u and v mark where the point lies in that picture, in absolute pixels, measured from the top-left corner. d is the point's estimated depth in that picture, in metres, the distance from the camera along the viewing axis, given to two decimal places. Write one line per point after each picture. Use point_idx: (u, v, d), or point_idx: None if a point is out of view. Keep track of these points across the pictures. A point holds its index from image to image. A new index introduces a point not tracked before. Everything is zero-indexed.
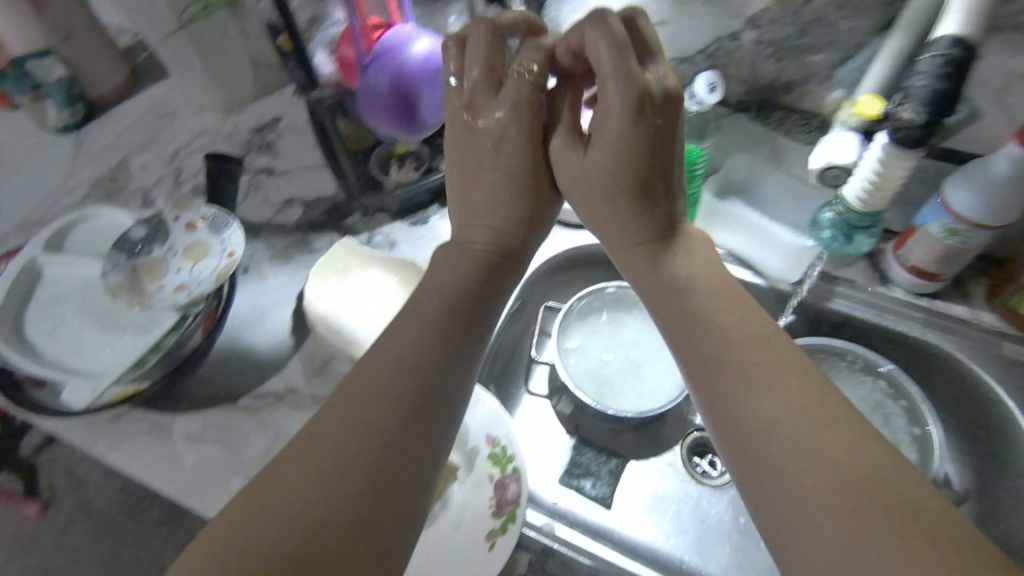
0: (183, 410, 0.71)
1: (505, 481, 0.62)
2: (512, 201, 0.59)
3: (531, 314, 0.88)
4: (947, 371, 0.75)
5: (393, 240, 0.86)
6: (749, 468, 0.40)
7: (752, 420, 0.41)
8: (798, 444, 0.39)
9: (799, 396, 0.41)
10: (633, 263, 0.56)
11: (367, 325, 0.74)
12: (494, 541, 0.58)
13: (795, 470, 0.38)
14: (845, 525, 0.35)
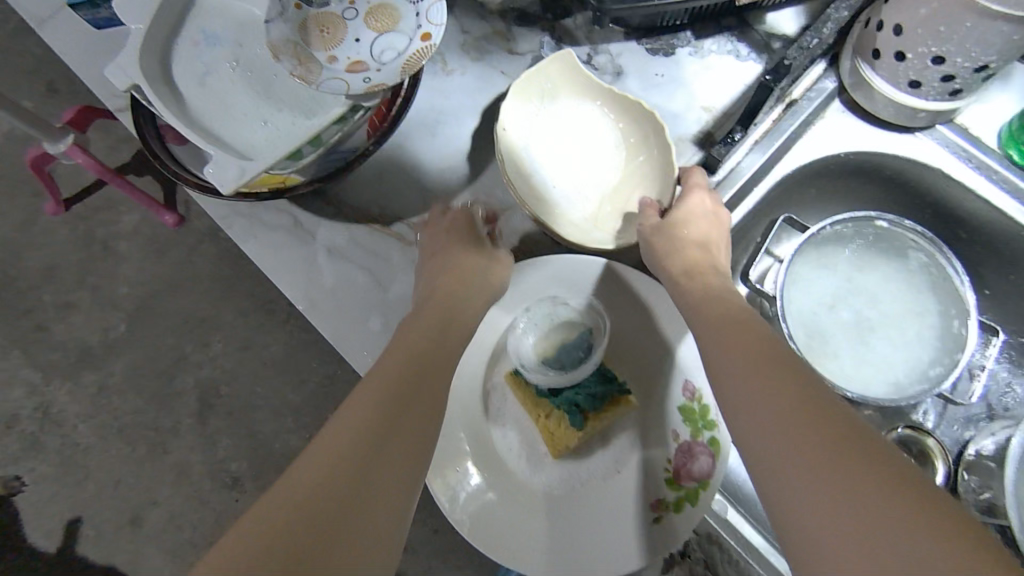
0: (331, 216, 0.60)
1: (694, 450, 0.49)
2: (442, 294, 0.52)
3: (762, 218, 0.64)
4: None
5: (621, 69, 0.64)
6: (765, 463, 0.35)
7: (762, 418, 0.36)
8: (801, 455, 0.33)
9: (779, 392, 0.36)
10: (691, 302, 0.48)
11: (565, 180, 0.57)
12: (661, 515, 0.48)
13: (811, 465, 0.32)
14: (851, 507, 0.30)
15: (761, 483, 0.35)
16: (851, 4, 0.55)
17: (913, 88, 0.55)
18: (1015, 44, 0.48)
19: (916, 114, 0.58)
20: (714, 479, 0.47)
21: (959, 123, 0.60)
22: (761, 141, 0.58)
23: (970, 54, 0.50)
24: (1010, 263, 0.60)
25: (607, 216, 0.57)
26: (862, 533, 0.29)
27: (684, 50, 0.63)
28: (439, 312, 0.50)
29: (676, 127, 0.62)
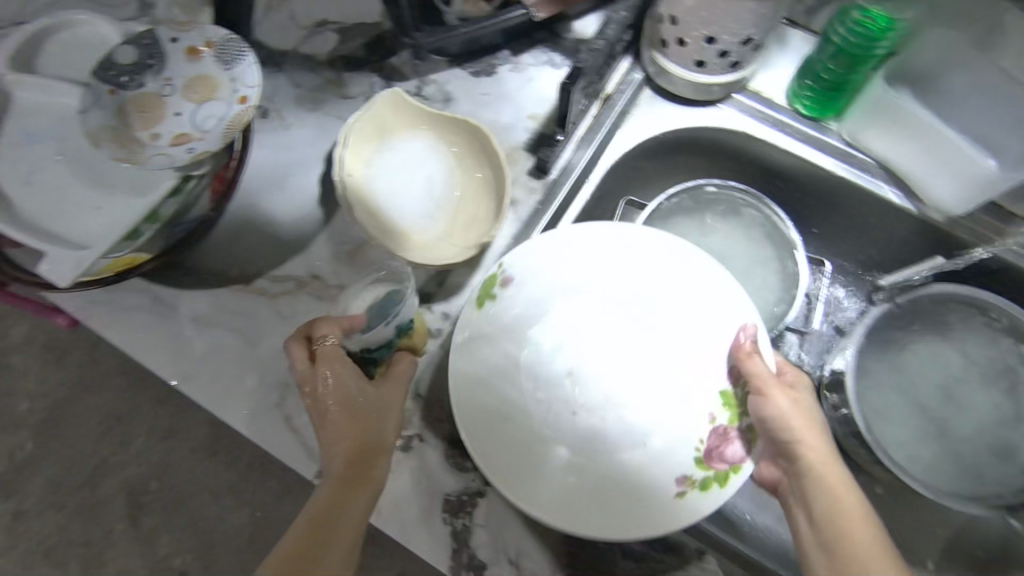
0: (191, 284, 0.60)
1: (732, 435, 0.52)
2: (341, 383, 0.50)
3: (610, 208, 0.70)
4: None
5: (449, 94, 0.68)
6: (835, 554, 0.46)
7: (834, 529, 0.47)
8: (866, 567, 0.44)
9: (848, 505, 0.47)
10: (762, 414, 0.51)
11: (407, 205, 0.60)
12: (686, 490, 0.50)
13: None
14: None
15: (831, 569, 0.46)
16: (629, 4, 0.60)
17: (699, 67, 0.62)
18: (762, 15, 0.55)
19: (712, 89, 0.63)
20: (751, 464, 0.50)
21: (754, 90, 0.66)
22: (583, 139, 0.64)
23: (732, 31, 0.56)
24: (823, 203, 0.67)
25: (460, 230, 0.59)
26: None
27: (503, 67, 0.68)
28: (351, 404, 0.50)
29: (511, 137, 0.65)
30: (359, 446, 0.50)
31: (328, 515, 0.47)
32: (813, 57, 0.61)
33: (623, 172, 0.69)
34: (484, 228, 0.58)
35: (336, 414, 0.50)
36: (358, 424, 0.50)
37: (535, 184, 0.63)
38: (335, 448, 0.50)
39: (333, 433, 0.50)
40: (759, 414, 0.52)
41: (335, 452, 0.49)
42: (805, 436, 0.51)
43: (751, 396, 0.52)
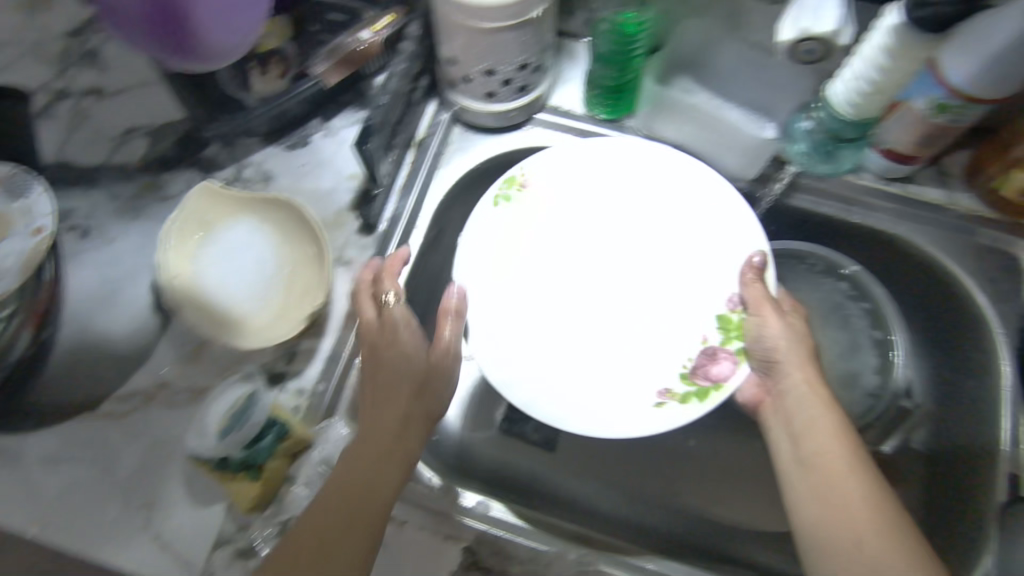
0: (33, 426, 0.58)
1: (720, 355, 0.60)
2: (393, 390, 0.53)
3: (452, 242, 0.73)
4: (921, 269, 0.68)
5: (269, 172, 0.69)
6: (823, 469, 0.51)
7: (817, 450, 0.52)
8: (852, 479, 0.50)
9: (837, 429, 0.53)
10: (791, 333, 0.57)
11: (239, 290, 0.61)
12: (686, 396, 0.58)
13: (849, 496, 0.49)
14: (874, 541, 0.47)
15: (819, 480, 0.51)
16: (406, 55, 0.61)
17: (491, 98, 0.65)
18: (528, 44, 0.59)
19: (509, 114, 0.67)
20: (729, 381, 0.58)
21: (551, 106, 0.70)
22: (405, 186, 0.67)
23: (504, 62, 0.60)
24: None
25: (294, 305, 0.60)
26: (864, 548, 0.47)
27: (316, 135, 0.70)
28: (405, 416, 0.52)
29: (335, 201, 0.67)
30: (383, 482, 0.49)
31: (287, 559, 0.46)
32: (595, 75, 0.64)
33: (459, 206, 0.73)
34: (313, 300, 0.59)
35: (368, 452, 0.50)
36: (380, 474, 0.49)
37: (367, 240, 0.65)
38: (333, 498, 0.48)
39: (350, 489, 0.49)
40: (791, 333, 0.57)
41: (324, 502, 0.48)
42: (801, 363, 0.56)
43: (749, 316, 0.59)
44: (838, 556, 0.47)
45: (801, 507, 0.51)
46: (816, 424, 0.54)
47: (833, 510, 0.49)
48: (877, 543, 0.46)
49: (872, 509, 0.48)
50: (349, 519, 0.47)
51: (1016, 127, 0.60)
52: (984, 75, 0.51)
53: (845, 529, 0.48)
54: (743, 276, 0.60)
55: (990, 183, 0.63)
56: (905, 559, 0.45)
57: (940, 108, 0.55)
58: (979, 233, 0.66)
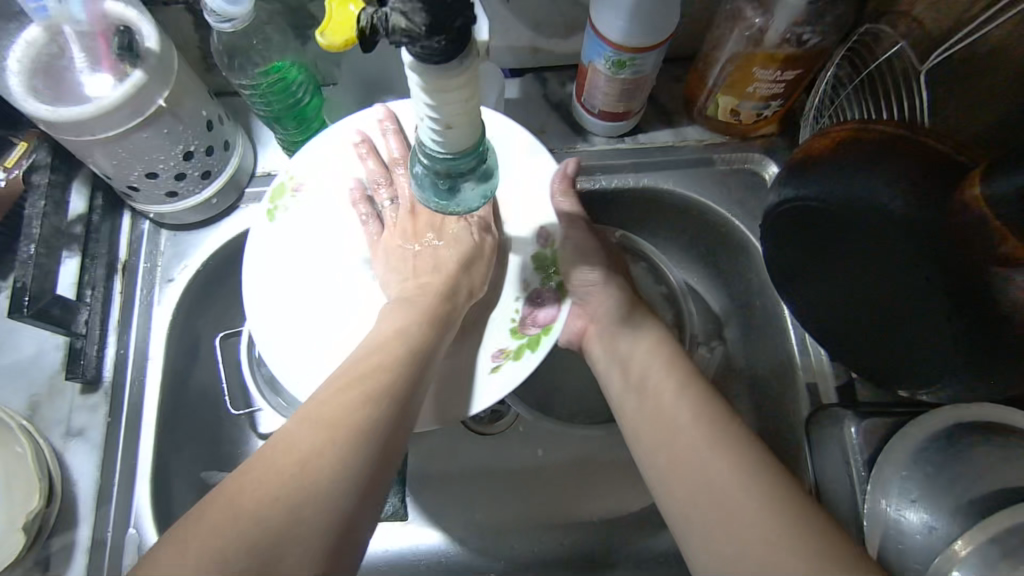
0: None
1: (544, 296, 0.53)
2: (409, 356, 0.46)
3: (210, 354, 0.64)
4: (681, 210, 0.67)
5: None
6: (650, 393, 0.47)
7: (640, 373, 0.49)
8: (684, 392, 0.46)
9: (658, 349, 0.50)
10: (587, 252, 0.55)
11: None
12: (500, 362, 0.51)
13: (675, 408, 0.45)
14: (717, 441, 0.42)
15: (650, 407, 0.46)
16: (44, 188, 0.54)
17: (176, 196, 0.57)
18: (180, 127, 0.51)
19: (210, 202, 0.60)
20: (558, 322, 0.51)
21: (260, 174, 0.63)
22: (123, 321, 0.58)
23: (161, 160, 0.52)
24: None
25: (19, 510, 0.51)
26: (714, 447, 0.41)
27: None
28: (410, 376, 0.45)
29: (44, 366, 0.57)
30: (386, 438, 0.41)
31: (245, 541, 0.33)
32: (278, 134, 0.59)
33: (202, 313, 0.63)
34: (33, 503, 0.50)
35: (325, 417, 0.39)
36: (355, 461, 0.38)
37: (95, 398, 0.56)
38: (249, 489, 0.35)
39: (233, 497, 0.34)
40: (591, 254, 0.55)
41: (272, 477, 0.35)
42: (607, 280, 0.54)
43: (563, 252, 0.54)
44: (673, 477, 0.42)
45: (638, 441, 0.46)
46: (645, 356, 0.50)
47: (662, 436, 0.44)
48: (704, 455, 0.41)
49: (703, 424, 0.43)
50: (299, 502, 0.35)
51: (704, 57, 0.60)
52: (635, 24, 0.50)
53: (672, 451, 0.43)
54: (554, 185, 0.56)
55: (704, 109, 0.64)
56: (742, 462, 0.40)
57: (618, 65, 0.53)
58: (715, 159, 0.66)
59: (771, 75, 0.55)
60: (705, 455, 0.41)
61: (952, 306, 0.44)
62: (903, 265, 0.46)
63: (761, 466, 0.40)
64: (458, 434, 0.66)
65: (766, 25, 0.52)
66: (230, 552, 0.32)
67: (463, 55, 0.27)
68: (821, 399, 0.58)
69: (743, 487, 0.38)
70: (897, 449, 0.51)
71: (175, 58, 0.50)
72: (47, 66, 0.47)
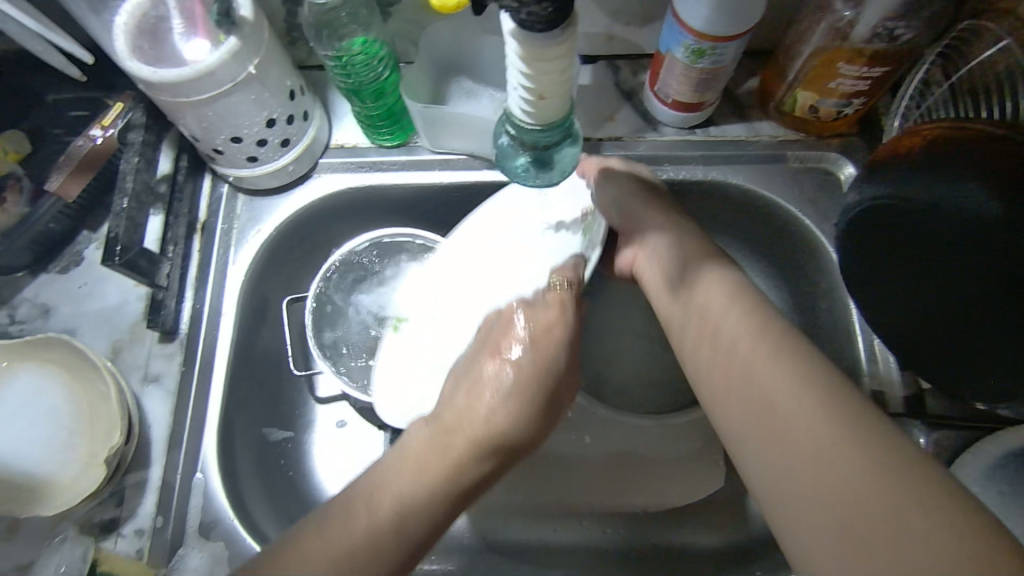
0: None
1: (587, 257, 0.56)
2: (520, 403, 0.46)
3: (276, 317, 0.66)
4: (750, 207, 0.66)
5: (47, 306, 0.61)
6: (703, 320, 0.47)
7: (692, 299, 0.49)
8: (738, 318, 0.46)
9: (714, 273, 0.50)
10: (635, 208, 0.55)
11: (34, 451, 0.54)
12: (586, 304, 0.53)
13: (732, 336, 0.45)
14: (782, 369, 0.41)
15: (704, 335, 0.47)
16: (137, 146, 0.57)
17: (256, 161, 0.59)
18: (266, 94, 0.53)
19: (287, 169, 0.62)
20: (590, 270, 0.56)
21: (334, 146, 0.65)
22: (201, 278, 0.61)
23: (246, 124, 0.54)
24: (462, 207, 0.68)
25: (100, 446, 0.54)
26: (778, 376, 0.41)
27: (89, 248, 0.62)
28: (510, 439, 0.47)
29: (126, 316, 0.60)
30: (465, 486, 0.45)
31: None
32: (356, 108, 0.60)
33: (270, 277, 0.66)
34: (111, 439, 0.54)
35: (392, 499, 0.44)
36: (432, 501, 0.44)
37: (171, 348, 0.59)
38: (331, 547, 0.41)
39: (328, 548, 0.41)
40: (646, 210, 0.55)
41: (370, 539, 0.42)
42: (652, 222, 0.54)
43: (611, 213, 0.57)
44: (741, 411, 0.42)
45: (698, 374, 0.46)
46: (714, 296, 0.48)
47: (728, 374, 0.44)
48: (772, 385, 0.41)
49: (770, 356, 0.42)
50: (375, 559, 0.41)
51: (785, 51, 0.59)
52: (718, 11, 0.49)
53: (733, 382, 0.43)
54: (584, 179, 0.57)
55: (781, 106, 0.62)
56: (817, 396, 0.39)
57: (697, 54, 0.53)
58: (789, 156, 0.64)
59: (856, 71, 0.53)
60: (770, 382, 0.41)
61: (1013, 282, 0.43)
62: (966, 244, 0.44)
63: (847, 408, 0.38)
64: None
65: (855, 19, 0.50)
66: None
67: (566, 23, 0.27)
68: (886, 409, 0.56)
69: (824, 429, 0.37)
70: (967, 463, 0.50)
71: (267, 28, 0.52)
72: (150, 29, 0.50)
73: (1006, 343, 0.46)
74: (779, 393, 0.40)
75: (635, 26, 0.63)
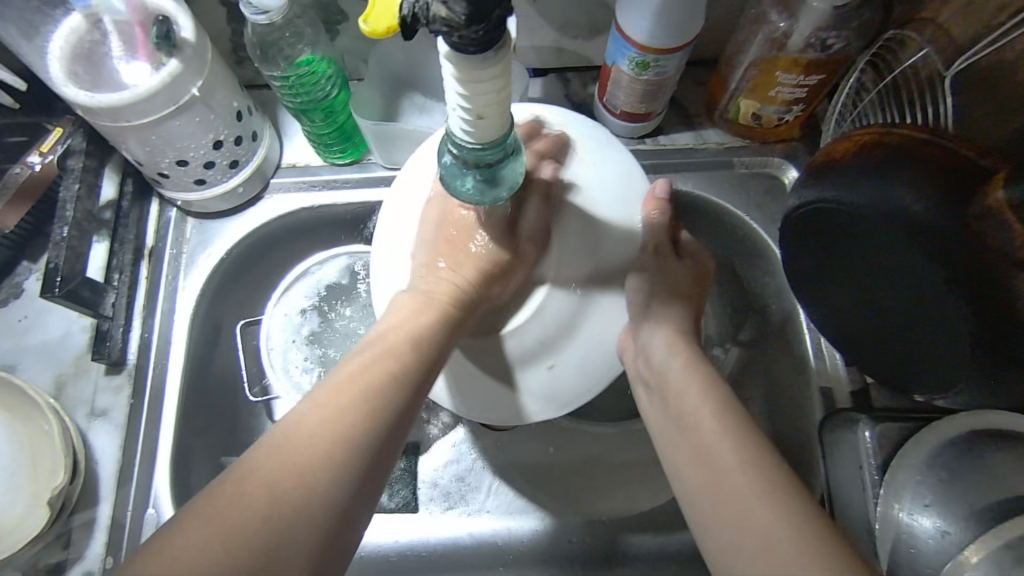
0: None
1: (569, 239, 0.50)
2: (416, 349, 0.44)
3: (231, 343, 0.65)
4: (699, 212, 0.68)
5: None
6: (680, 418, 0.45)
7: (671, 389, 0.47)
8: (713, 411, 0.44)
9: (680, 359, 0.48)
10: (672, 284, 0.52)
11: None
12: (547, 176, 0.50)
13: (706, 427, 0.43)
14: (747, 471, 0.39)
15: (684, 426, 0.44)
16: (78, 172, 0.55)
17: (204, 183, 0.58)
18: (212, 117, 0.53)
19: (236, 191, 0.61)
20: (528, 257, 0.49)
21: (286, 166, 0.64)
22: (149, 305, 0.60)
23: (191, 147, 0.53)
24: None
25: (45, 487, 0.52)
26: (750, 478, 0.39)
27: (29, 279, 0.60)
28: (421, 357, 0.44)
29: (71, 347, 0.58)
30: (362, 420, 0.39)
31: (252, 526, 0.33)
32: (306, 127, 0.60)
33: (224, 302, 0.65)
34: (56, 480, 0.52)
35: (341, 404, 0.39)
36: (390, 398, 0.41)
37: (119, 379, 0.58)
38: (229, 505, 0.34)
39: (220, 521, 0.33)
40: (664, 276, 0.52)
41: (295, 452, 0.36)
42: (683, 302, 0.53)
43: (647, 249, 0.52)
44: (716, 510, 0.39)
45: (675, 483, 0.43)
46: (654, 353, 0.49)
47: (696, 463, 0.42)
48: (732, 470, 0.40)
49: (735, 447, 0.41)
50: (285, 513, 0.34)
51: (727, 61, 0.61)
52: (659, 25, 0.50)
53: (709, 479, 0.40)
54: (641, 210, 0.52)
55: (727, 113, 0.64)
56: (786, 505, 0.37)
57: (641, 66, 0.54)
58: (735, 162, 0.66)
59: (794, 79, 0.55)
60: (744, 483, 0.39)
61: (973, 299, 0.43)
62: (899, 238, 0.46)
63: (766, 462, 0.40)
64: (473, 430, 0.67)
65: (791, 29, 0.52)
66: (231, 547, 0.32)
67: (497, 46, 0.27)
68: (836, 402, 0.59)
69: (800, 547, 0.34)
70: (911, 454, 0.52)
71: (210, 49, 0.51)
72: (85, 54, 0.49)
73: (948, 359, 0.48)
74: (749, 498, 0.38)
75: (583, 39, 0.65)
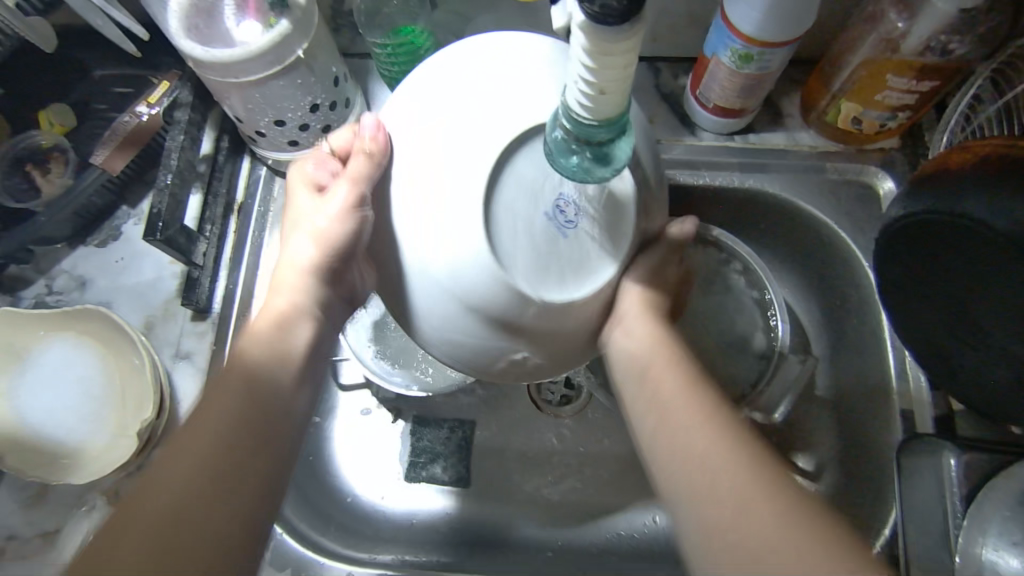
0: None
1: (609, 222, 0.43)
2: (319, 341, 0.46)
3: None
4: (784, 217, 0.65)
5: (83, 278, 0.62)
6: (648, 396, 0.44)
7: (637, 355, 0.45)
8: (685, 392, 0.43)
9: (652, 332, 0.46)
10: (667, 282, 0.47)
11: (66, 420, 0.55)
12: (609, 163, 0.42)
13: (670, 401, 0.42)
14: (700, 430, 0.40)
15: (651, 406, 0.43)
16: (183, 125, 0.58)
17: (297, 145, 0.60)
18: (314, 80, 0.54)
19: None
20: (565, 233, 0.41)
21: None
22: (235, 259, 0.62)
23: (291, 108, 0.55)
24: None
25: (132, 418, 0.55)
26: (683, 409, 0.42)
27: (127, 224, 0.63)
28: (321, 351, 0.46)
29: (161, 291, 0.61)
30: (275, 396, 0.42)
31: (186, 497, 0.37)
32: None
33: None
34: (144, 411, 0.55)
35: (263, 381, 0.42)
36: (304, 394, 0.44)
37: (202, 326, 0.60)
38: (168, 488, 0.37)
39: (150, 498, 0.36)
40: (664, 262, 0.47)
41: (217, 431, 0.39)
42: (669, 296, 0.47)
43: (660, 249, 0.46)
44: (691, 487, 0.38)
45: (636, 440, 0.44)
46: (631, 328, 0.46)
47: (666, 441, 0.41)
48: (697, 442, 0.40)
49: (697, 412, 0.41)
50: (220, 486, 0.37)
51: (832, 60, 0.58)
52: (770, 17, 0.49)
53: (669, 441, 0.41)
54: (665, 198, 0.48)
55: (825, 115, 0.61)
56: (742, 461, 0.38)
57: (744, 59, 0.52)
58: (828, 166, 0.63)
59: (904, 83, 0.53)
60: (702, 453, 0.39)
61: None
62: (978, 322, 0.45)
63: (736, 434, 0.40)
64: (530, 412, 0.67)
65: (908, 30, 0.50)
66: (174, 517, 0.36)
67: (635, 18, 0.27)
68: (915, 427, 0.56)
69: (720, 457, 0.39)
70: (999, 487, 0.50)
71: (318, 14, 0.52)
72: (204, 10, 0.51)
73: None
74: (694, 443, 0.40)
75: (679, 29, 0.63)
